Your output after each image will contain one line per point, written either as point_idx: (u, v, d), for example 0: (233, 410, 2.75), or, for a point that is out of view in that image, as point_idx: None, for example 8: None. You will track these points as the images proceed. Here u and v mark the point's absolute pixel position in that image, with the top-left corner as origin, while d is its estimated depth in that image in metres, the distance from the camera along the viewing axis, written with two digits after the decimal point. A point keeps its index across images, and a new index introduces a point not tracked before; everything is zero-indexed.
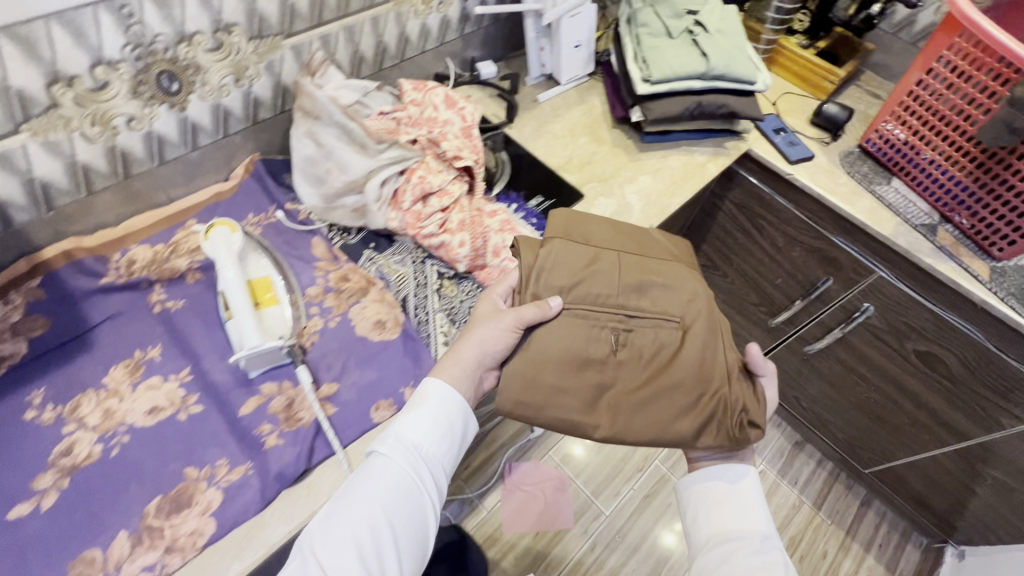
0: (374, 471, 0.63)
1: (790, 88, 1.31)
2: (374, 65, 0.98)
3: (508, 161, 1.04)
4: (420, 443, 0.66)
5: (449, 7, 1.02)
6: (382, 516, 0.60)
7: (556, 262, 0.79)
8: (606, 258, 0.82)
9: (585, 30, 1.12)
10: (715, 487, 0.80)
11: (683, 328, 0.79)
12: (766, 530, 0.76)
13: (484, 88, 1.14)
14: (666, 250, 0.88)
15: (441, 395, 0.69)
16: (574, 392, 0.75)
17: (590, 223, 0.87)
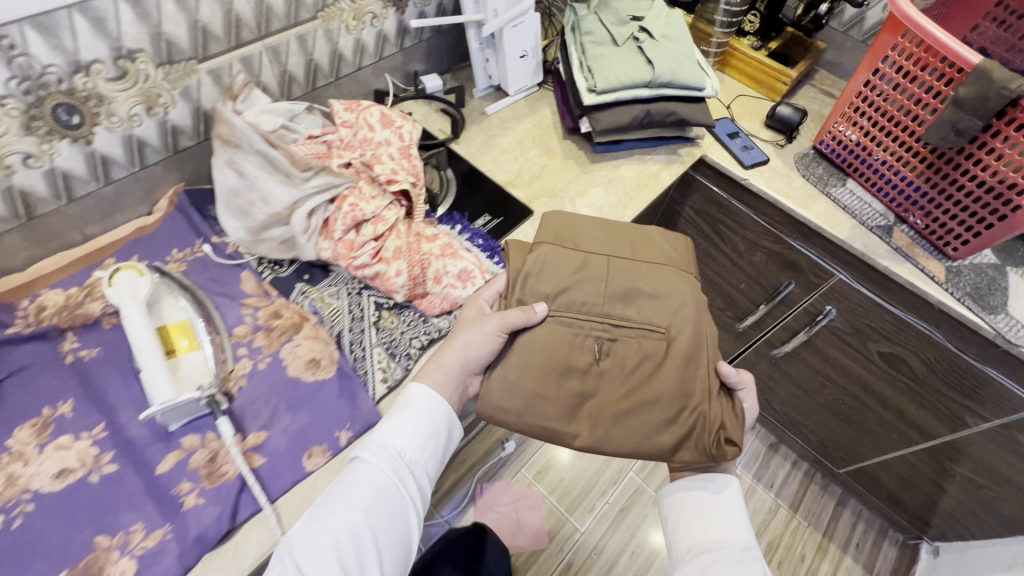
0: (358, 476, 0.63)
1: (744, 90, 1.29)
2: (306, 85, 0.94)
3: (454, 180, 1.00)
4: (403, 447, 0.66)
5: (384, 21, 0.97)
6: (364, 519, 0.60)
7: (545, 266, 0.80)
8: (596, 261, 0.82)
9: (530, 39, 1.09)
10: (697, 496, 0.79)
11: (670, 339, 0.78)
12: (747, 541, 0.75)
13: (430, 103, 1.10)
14: (661, 255, 0.87)
15: (427, 402, 0.69)
16: (555, 397, 0.74)
17: (582, 225, 0.87)
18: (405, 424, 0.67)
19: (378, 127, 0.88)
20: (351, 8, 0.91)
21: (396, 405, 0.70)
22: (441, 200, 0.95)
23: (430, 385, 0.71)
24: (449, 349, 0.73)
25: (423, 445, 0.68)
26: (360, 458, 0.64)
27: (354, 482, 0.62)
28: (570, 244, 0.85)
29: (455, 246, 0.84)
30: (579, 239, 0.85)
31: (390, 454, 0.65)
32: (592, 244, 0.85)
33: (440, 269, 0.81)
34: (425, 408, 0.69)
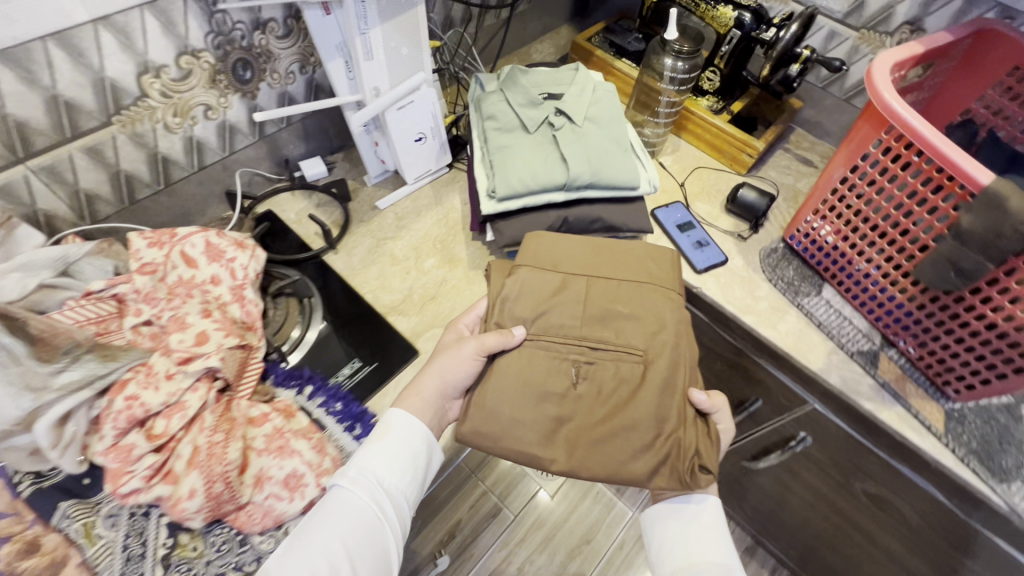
0: (338, 506, 0.56)
1: (703, 161, 1.07)
2: (119, 200, 0.73)
3: (321, 307, 0.79)
4: (383, 473, 0.59)
5: (225, 111, 0.76)
6: (342, 554, 0.54)
7: (522, 289, 0.70)
8: (577, 282, 0.72)
9: (427, 118, 0.87)
10: (675, 521, 0.69)
11: (651, 362, 0.67)
12: (735, 564, 0.64)
13: (311, 197, 0.91)
14: (644, 269, 0.75)
15: (407, 427, 0.63)
16: (539, 418, 0.64)
17: (561, 239, 0.76)
18: (386, 451, 0.61)
19: (199, 264, 0.68)
20: (167, 105, 0.69)
21: (376, 431, 0.64)
22: (302, 334, 0.75)
23: (406, 410, 0.64)
24: (425, 376, 0.67)
25: (405, 469, 0.61)
26: (338, 486, 0.58)
27: (333, 513, 0.56)
28: (548, 264, 0.74)
29: (290, 431, 0.63)
30: (558, 258, 0.74)
31: (370, 481, 0.59)
32: (572, 261, 0.74)
33: (261, 471, 0.60)
34: (405, 433, 0.62)
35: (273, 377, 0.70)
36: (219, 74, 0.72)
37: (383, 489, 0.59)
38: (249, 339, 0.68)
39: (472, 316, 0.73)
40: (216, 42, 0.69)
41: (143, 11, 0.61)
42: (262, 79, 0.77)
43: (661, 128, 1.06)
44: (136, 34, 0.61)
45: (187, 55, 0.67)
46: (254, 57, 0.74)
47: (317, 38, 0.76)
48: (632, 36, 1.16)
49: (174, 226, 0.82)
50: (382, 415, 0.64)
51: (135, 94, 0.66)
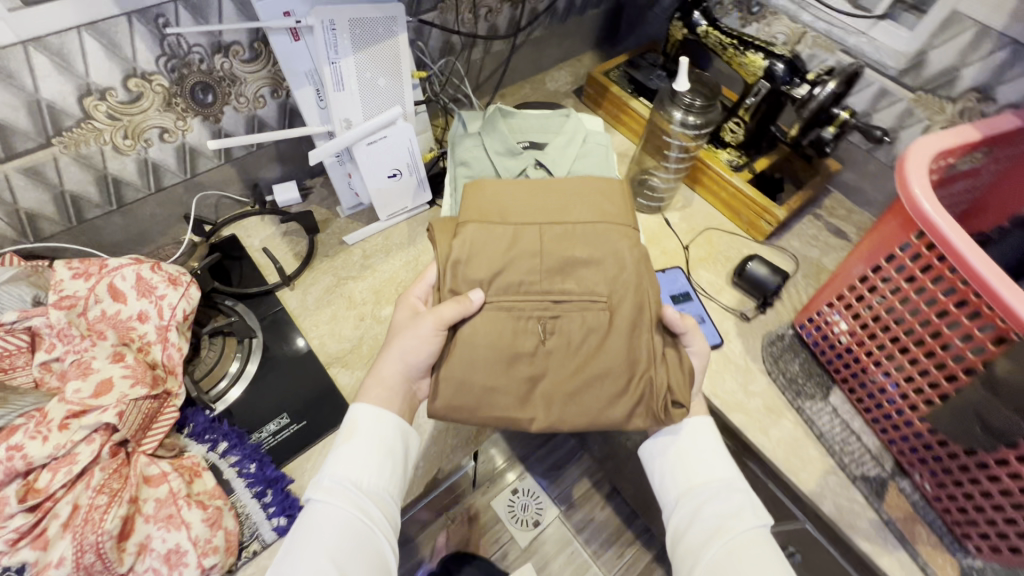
0: (319, 520, 0.52)
1: (716, 221, 0.96)
2: (66, 220, 0.70)
3: (261, 351, 0.74)
4: (360, 478, 0.55)
5: (184, 134, 0.72)
6: (332, 566, 0.49)
7: (473, 248, 0.60)
8: (534, 233, 0.62)
9: (403, 154, 0.80)
10: (670, 445, 0.63)
11: (619, 307, 0.59)
12: (735, 481, 0.59)
13: (279, 224, 0.86)
14: (596, 211, 0.64)
15: (372, 424, 0.58)
16: (513, 379, 0.58)
17: (509, 190, 0.65)
18: (356, 452, 0.56)
19: (128, 299, 0.64)
20: (114, 126, 0.66)
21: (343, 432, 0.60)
22: (241, 367, 0.72)
23: (372, 402, 0.59)
24: (384, 356, 0.61)
25: (386, 467, 0.57)
26: (316, 500, 0.53)
27: (315, 530, 0.51)
28: (497, 217, 0.63)
29: (185, 497, 0.57)
30: (507, 205, 0.64)
31: (347, 488, 0.54)
32: (522, 209, 0.64)
33: (145, 540, 0.55)
34: (377, 431, 0.58)
35: (191, 427, 0.65)
36: (175, 97, 0.68)
37: (364, 492, 0.55)
38: (168, 386, 0.63)
39: (424, 286, 0.65)
40: (170, 65, 0.65)
41: (82, 33, 0.57)
42: (225, 102, 0.73)
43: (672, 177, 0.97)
44: (74, 56, 0.58)
45: (136, 78, 0.63)
46: (216, 80, 0.70)
47: (284, 65, 0.70)
48: (656, 73, 1.06)
49: (129, 245, 0.79)
50: (345, 417, 0.59)
51: (77, 116, 0.62)
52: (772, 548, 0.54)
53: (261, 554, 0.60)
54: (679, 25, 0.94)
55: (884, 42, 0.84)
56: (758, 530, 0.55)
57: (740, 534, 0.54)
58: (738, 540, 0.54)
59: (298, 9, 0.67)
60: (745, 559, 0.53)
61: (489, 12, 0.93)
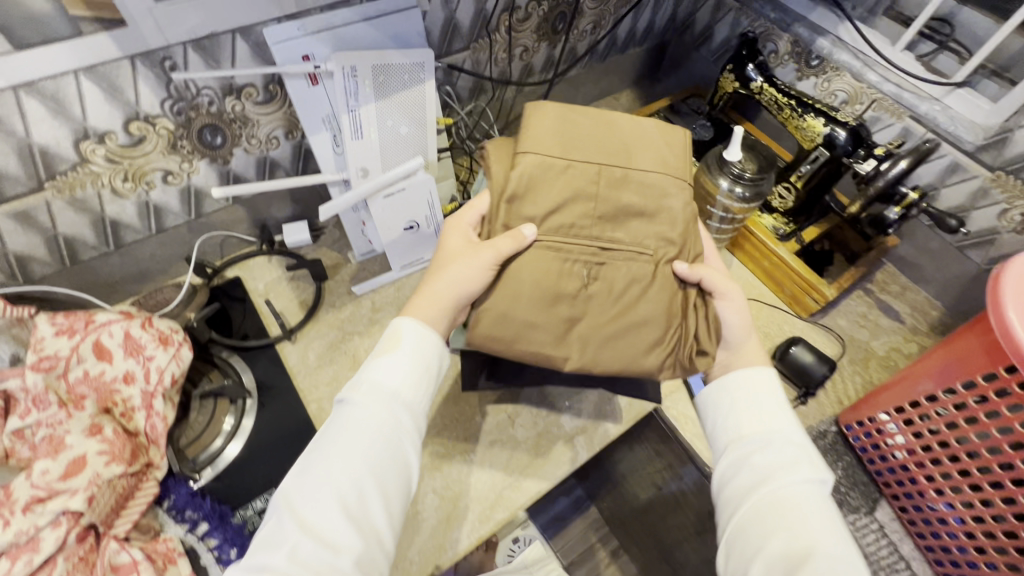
0: (351, 424, 0.48)
1: (756, 291, 0.88)
2: (59, 261, 0.65)
3: (254, 416, 0.68)
4: (399, 387, 0.50)
5: (189, 176, 0.67)
6: (363, 472, 0.46)
7: (531, 182, 0.55)
8: (593, 173, 0.56)
9: (421, 207, 0.74)
10: (730, 392, 0.56)
11: (670, 258, 0.57)
12: (795, 436, 0.52)
13: (286, 268, 0.81)
14: (658, 158, 0.58)
15: (417, 337, 0.53)
16: (552, 316, 0.54)
17: (571, 120, 0.58)
18: (398, 362, 0.52)
19: (114, 358, 0.59)
20: (113, 169, 0.61)
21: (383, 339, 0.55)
22: (235, 424, 0.67)
23: (420, 318, 0.54)
24: (435, 280, 0.56)
25: (425, 380, 0.53)
26: (351, 400, 0.50)
27: (346, 435, 0.48)
28: (557, 150, 0.56)
29: None
30: (568, 140, 0.57)
31: (386, 396, 0.50)
32: (583, 146, 0.57)
33: None
34: (419, 345, 0.53)
35: (172, 499, 0.60)
36: (181, 140, 0.63)
37: (400, 400, 0.50)
38: (150, 458, 0.58)
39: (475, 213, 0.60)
40: (176, 108, 0.59)
41: (79, 76, 0.52)
42: (236, 144, 0.67)
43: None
44: (70, 99, 0.52)
45: (138, 121, 0.58)
46: (225, 122, 0.64)
47: (300, 111, 0.65)
48: (699, 121, 0.98)
49: (125, 286, 0.74)
50: (387, 329, 0.54)
51: (72, 160, 0.57)
52: (828, 510, 0.48)
53: None
54: (731, 78, 0.88)
55: (961, 112, 0.76)
56: (812, 486, 0.48)
57: (790, 486, 0.48)
58: (786, 492, 0.48)
59: (319, 53, 0.62)
60: (792, 513, 0.46)
61: (524, 51, 0.86)
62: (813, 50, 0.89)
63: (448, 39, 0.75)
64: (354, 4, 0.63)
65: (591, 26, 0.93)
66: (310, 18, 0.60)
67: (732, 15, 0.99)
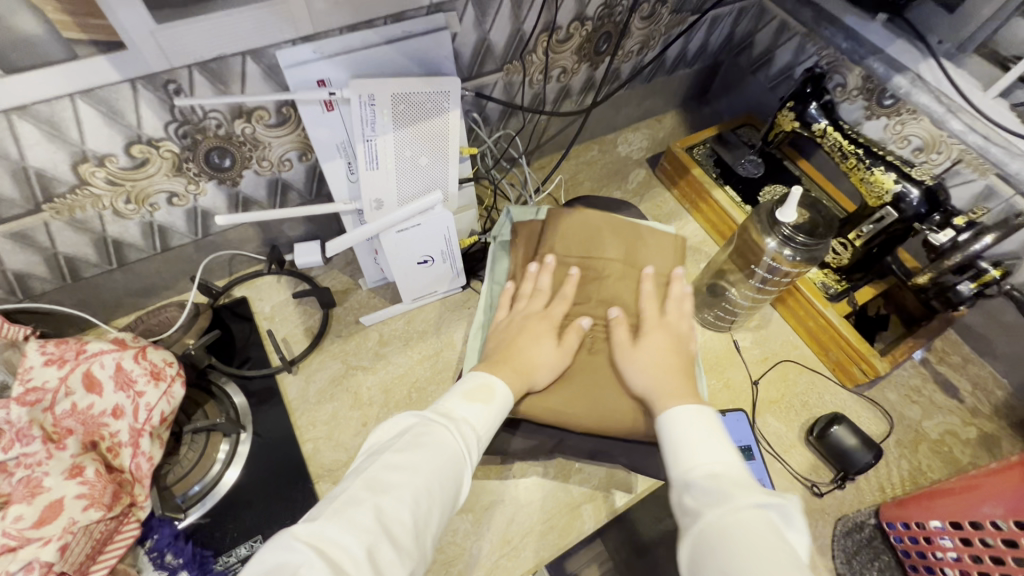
0: (442, 441, 0.46)
1: (797, 352, 0.80)
2: (60, 278, 0.63)
3: (246, 452, 0.65)
4: (483, 432, 0.50)
5: (196, 197, 0.64)
6: (443, 491, 0.43)
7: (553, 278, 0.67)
8: (595, 267, 0.66)
9: (438, 242, 0.69)
10: (668, 436, 0.50)
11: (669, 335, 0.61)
12: (723, 466, 0.46)
13: (293, 291, 0.77)
14: (652, 257, 0.67)
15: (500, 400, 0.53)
16: (556, 382, 0.61)
17: (585, 221, 0.68)
18: (479, 413, 0.51)
19: (104, 390, 0.56)
20: (114, 192, 0.58)
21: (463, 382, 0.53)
22: (231, 449, 0.64)
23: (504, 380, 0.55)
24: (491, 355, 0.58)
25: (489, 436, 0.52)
26: (443, 422, 0.48)
27: (437, 448, 0.45)
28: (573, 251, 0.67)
29: None
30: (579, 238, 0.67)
31: (467, 436, 0.48)
32: (591, 243, 0.67)
33: None
34: (503, 405, 0.53)
35: (153, 540, 0.58)
36: (187, 163, 0.59)
37: (480, 441, 0.49)
38: (133, 496, 0.56)
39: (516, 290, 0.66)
40: (182, 131, 0.56)
41: (75, 100, 0.48)
42: (246, 166, 0.63)
43: (780, 190, 0.87)
44: (67, 122, 0.49)
45: (140, 144, 0.54)
46: (234, 145, 0.60)
47: (313, 137, 0.60)
48: (749, 156, 0.90)
49: (128, 301, 0.71)
50: (480, 376, 0.54)
51: (70, 183, 0.54)
52: (768, 537, 0.40)
53: None
54: (790, 116, 0.79)
55: None
56: (742, 516, 0.41)
57: (710, 525, 0.42)
58: (710, 534, 0.41)
59: (336, 78, 0.57)
60: (718, 558, 0.40)
61: (563, 72, 0.80)
62: (888, 87, 0.79)
63: (479, 61, 0.69)
64: (377, 25, 0.57)
65: (639, 47, 0.86)
66: (327, 40, 0.55)
67: (797, 40, 0.89)
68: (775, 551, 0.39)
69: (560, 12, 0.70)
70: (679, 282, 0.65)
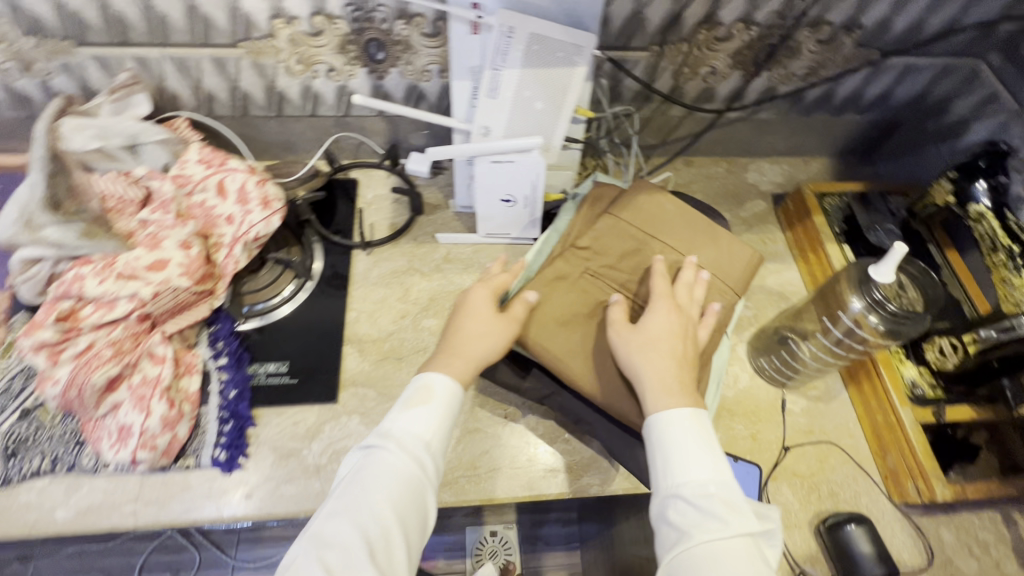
0: (383, 471, 0.50)
1: (850, 441, 0.71)
2: (235, 109, 0.79)
3: (306, 298, 0.76)
4: (429, 436, 0.52)
5: (349, 78, 0.75)
6: (394, 521, 0.48)
7: (600, 238, 0.65)
8: (654, 249, 0.64)
9: (524, 185, 0.73)
10: (663, 441, 0.50)
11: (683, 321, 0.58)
12: (714, 479, 0.48)
13: (394, 190, 0.86)
14: (715, 259, 0.63)
15: (448, 398, 0.54)
16: (567, 336, 0.61)
17: (660, 203, 0.66)
18: (423, 418, 0.53)
19: (228, 199, 0.71)
20: (292, 50, 0.71)
21: (410, 389, 0.55)
22: (292, 292, 0.76)
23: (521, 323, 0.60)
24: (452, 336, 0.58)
25: (447, 431, 0.54)
26: (382, 448, 0.51)
27: (377, 480, 0.49)
28: (637, 228, 0.65)
29: (163, 389, 0.62)
30: (649, 218, 0.66)
31: (412, 450, 0.51)
32: (662, 228, 0.65)
33: (117, 404, 0.61)
34: (449, 402, 0.54)
35: (216, 327, 0.71)
36: (350, 45, 0.71)
37: (427, 449, 0.52)
38: (214, 286, 0.69)
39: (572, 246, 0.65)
40: (354, 15, 0.67)
41: None
42: (394, 65, 0.73)
43: None
44: None
45: (322, 16, 0.67)
46: (390, 42, 0.70)
47: (454, 51, 0.67)
48: (886, 224, 0.81)
49: (274, 150, 0.86)
50: (418, 380, 0.55)
51: (264, 32, 0.68)
52: (752, 560, 0.44)
53: (191, 471, 0.63)
54: (947, 187, 0.75)
55: None
56: (733, 540, 0.44)
57: (701, 544, 0.44)
58: (701, 552, 0.44)
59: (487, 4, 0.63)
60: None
61: (711, 73, 0.79)
62: None
63: (627, 33, 0.72)
64: None
65: (803, 71, 0.81)
66: None
67: (1002, 118, 0.79)
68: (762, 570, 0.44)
69: (725, 7, 0.70)
70: (691, 267, 0.61)
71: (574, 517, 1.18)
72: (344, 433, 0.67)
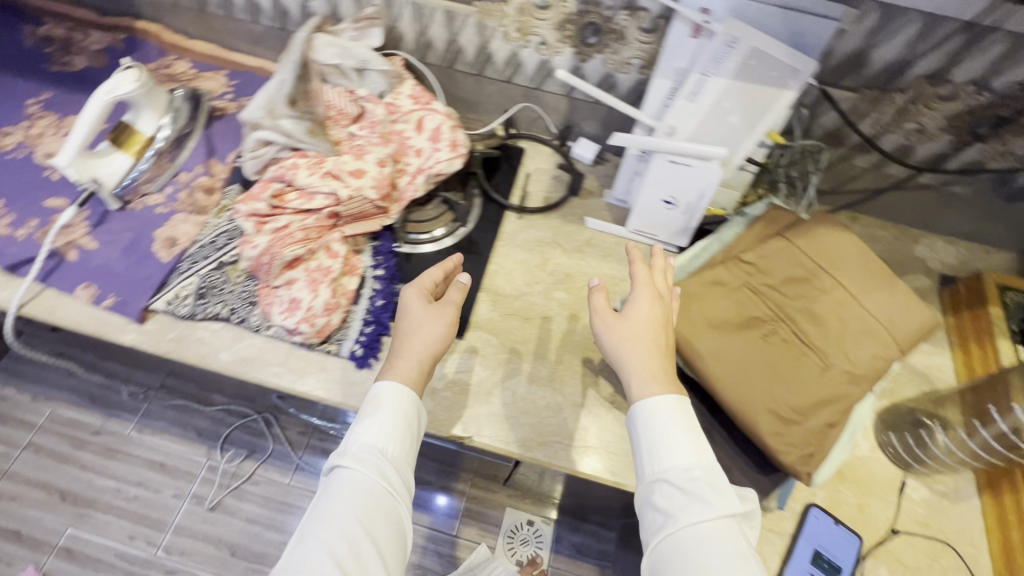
0: (343, 489, 0.52)
1: (971, 550, 0.65)
2: (444, 60, 0.87)
3: (455, 241, 0.82)
4: (386, 444, 0.54)
5: (554, 54, 0.80)
6: (361, 532, 0.49)
7: (771, 256, 0.65)
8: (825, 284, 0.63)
9: (691, 189, 0.74)
10: (646, 435, 0.52)
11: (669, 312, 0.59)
12: (698, 464, 0.50)
13: (555, 167, 0.91)
14: (890, 311, 0.61)
15: (398, 404, 0.56)
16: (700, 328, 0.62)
17: (846, 243, 0.64)
18: (377, 428, 0.55)
19: (422, 134, 0.79)
20: (517, 18, 0.77)
21: (366, 404, 0.57)
22: (441, 235, 0.82)
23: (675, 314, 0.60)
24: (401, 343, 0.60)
25: (409, 436, 0.56)
26: (339, 466, 0.53)
27: (340, 496, 0.51)
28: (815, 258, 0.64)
29: (331, 279, 0.71)
30: (831, 252, 0.65)
31: (370, 460, 0.53)
32: (842, 266, 0.64)
33: (291, 280, 0.71)
34: (402, 409, 0.56)
35: (379, 243, 0.79)
36: (569, 24, 0.76)
37: (386, 457, 0.54)
38: (390, 208, 0.78)
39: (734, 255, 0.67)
40: None
41: None
42: (601, 51, 0.78)
43: None
44: None
45: None
46: (606, 29, 0.75)
47: (667, 49, 0.70)
48: None
49: (461, 105, 0.93)
50: (371, 394, 0.57)
51: None
52: (732, 542, 0.46)
53: (331, 356, 0.71)
54: None
55: None
56: (716, 522, 0.46)
57: (685, 526, 0.47)
58: (688, 534, 0.46)
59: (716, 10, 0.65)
60: (689, 559, 0.45)
61: (916, 130, 0.76)
62: None
63: (842, 70, 0.71)
64: None
65: None
66: None
67: None
68: (742, 554, 0.45)
69: (961, 65, 0.67)
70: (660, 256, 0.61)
71: (616, 538, 1.15)
72: (462, 369, 0.73)
